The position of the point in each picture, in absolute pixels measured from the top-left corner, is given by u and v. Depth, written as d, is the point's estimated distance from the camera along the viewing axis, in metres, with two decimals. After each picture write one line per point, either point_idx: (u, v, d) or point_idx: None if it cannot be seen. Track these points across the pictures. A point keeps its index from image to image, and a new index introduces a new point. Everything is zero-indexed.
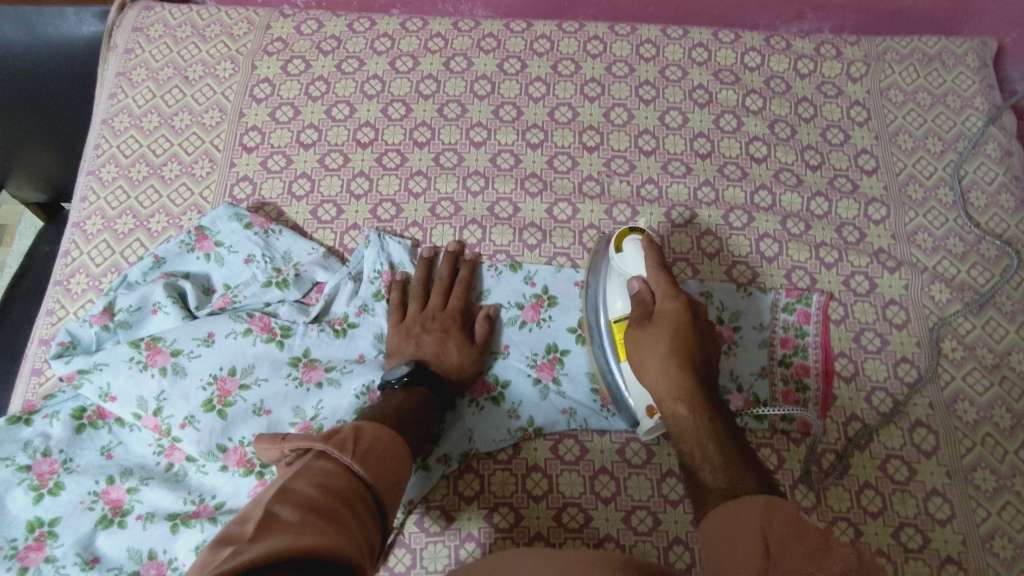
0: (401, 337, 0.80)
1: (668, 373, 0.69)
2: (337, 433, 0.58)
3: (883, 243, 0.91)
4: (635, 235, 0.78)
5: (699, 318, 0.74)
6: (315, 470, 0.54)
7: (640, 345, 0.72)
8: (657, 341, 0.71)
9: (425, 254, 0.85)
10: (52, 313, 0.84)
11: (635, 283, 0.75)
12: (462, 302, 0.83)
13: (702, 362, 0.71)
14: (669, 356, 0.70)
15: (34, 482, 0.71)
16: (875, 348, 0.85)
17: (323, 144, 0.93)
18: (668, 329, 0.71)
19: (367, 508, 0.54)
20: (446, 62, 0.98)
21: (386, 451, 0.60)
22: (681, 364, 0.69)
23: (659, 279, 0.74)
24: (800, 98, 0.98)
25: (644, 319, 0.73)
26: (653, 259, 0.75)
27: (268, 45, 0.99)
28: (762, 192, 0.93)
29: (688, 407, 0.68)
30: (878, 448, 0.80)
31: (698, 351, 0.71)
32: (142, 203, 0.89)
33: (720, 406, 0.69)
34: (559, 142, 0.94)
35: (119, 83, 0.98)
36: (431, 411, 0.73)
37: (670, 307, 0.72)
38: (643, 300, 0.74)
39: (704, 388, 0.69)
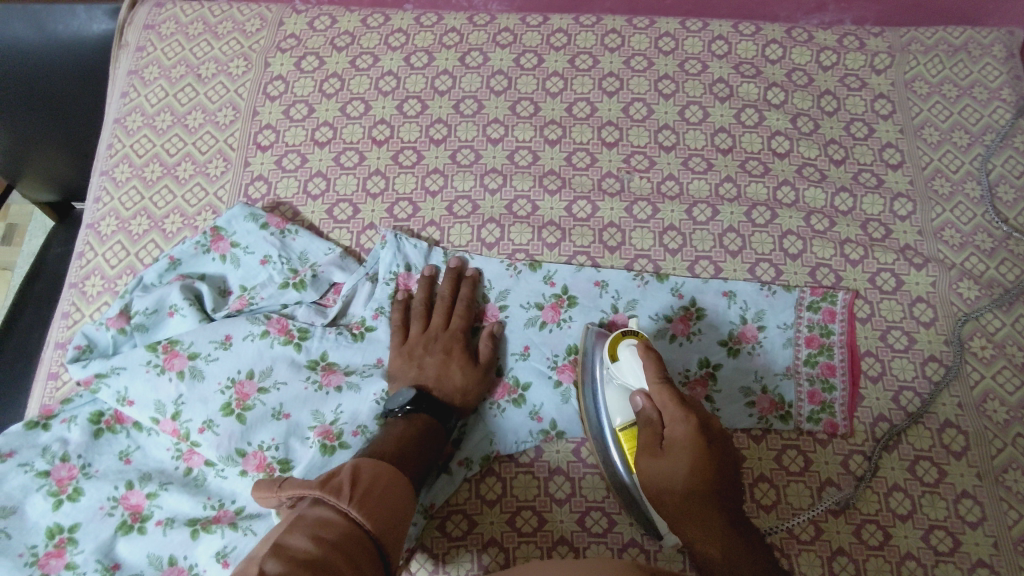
0: (402, 359, 0.78)
1: (690, 510, 0.63)
2: (334, 478, 0.56)
3: (909, 239, 0.89)
4: (630, 340, 0.71)
5: (716, 435, 0.65)
6: (310, 520, 0.51)
7: (654, 474, 0.65)
8: (674, 472, 0.63)
9: (427, 272, 0.83)
10: (69, 316, 0.83)
11: (637, 398, 0.68)
12: (463, 321, 0.80)
13: (724, 484, 0.63)
14: (688, 487, 0.63)
15: (53, 488, 0.71)
16: (902, 347, 0.84)
17: (338, 142, 0.91)
18: (681, 459, 0.63)
19: (367, 556, 0.51)
20: (461, 57, 0.96)
21: (385, 493, 0.57)
22: (702, 496, 0.62)
23: (662, 398, 0.66)
24: (823, 91, 0.96)
25: (654, 443, 0.66)
26: (655, 373, 0.67)
27: (281, 41, 0.98)
28: (785, 187, 0.91)
29: (717, 548, 0.61)
30: (906, 449, 0.79)
31: (720, 474, 0.63)
32: (156, 204, 0.88)
33: (749, 536, 0.62)
34: (577, 138, 0.92)
35: (131, 82, 0.96)
36: (434, 439, 0.71)
37: (681, 431, 0.64)
38: (650, 420, 0.67)
39: (729, 517, 0.62)
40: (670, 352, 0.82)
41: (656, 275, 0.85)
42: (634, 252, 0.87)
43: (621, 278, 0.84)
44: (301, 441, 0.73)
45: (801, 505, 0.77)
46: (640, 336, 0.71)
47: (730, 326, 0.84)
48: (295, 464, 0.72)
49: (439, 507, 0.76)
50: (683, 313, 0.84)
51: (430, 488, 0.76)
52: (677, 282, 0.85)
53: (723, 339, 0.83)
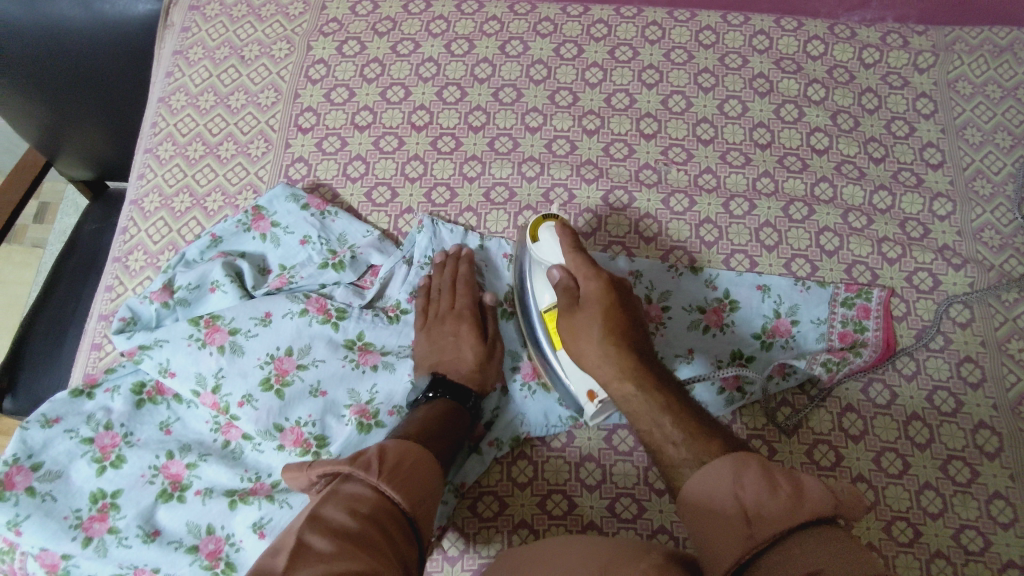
0: (426, 344, 0.78)
1: (607, 358, 0.67)
2: (362, 455, 0.58)
3: (948, 239, 0.88)
4: (550, 222, 0.76)
5: (624, 295, 0.72)
6: (344, 497, 0.53)
7: (575, 331, 0.70)
8: (589, 326, 0.69)
9: (436, 256, 0.83)
10: (112, 289, 0.85)
11: (555, 272, 0.73)
12: (469, 298, 0.80)
13: (637, 337, 0.69)
14: (603, 338, 0.68)
15: (97, 454, 0.73)
16: (937, 346, 0.83)
17: (377, 126, 0.92)
18: (595, 311, 0.69)
19: (400, 533, 0.54)
20: (502, 46, 0.97)
21: (414, 466, 0.59)
22: (617, 343, 0.68)
23: (576, 263, 0.72)
24: (864, 89, 0.96)
25: (570, 305, 0.71)
26: (568, 245, 0.73)
27: (324, 25, 0.99)
28: (823, 184, 0.90)
29: (634, 385, 0.66)
30: (940, 448, 0.78)
31: (630, 326, 0.70)
32: (198, 181, 0.90)
33: (664, 376, 0.67)
34: (616, 129, 0.93)
35: (176, 62, 0.98)
36: (459, 421, 0.72)
37: (591, 288, 0.71)
38: (567, 288, 0.72)
39: (646, 365, 0.67)
40: (701, 343, 0.83)
41: (691, 268, 0.85)
42: (670, 244, 0.87)
43: (656, 270, 0.85)
44: (337, 418, 0.75)
45: None
46: (558, 218, 0.76)
47: (764, 319, 0.83)
48: (332, 440, 0.74)
49: (470, 487, 0.77)
50: (716, 304, 0.84)
51: (460, 469, 0.76)
52: (711, 274, 0.85)
53: (757, 332, 0.83)
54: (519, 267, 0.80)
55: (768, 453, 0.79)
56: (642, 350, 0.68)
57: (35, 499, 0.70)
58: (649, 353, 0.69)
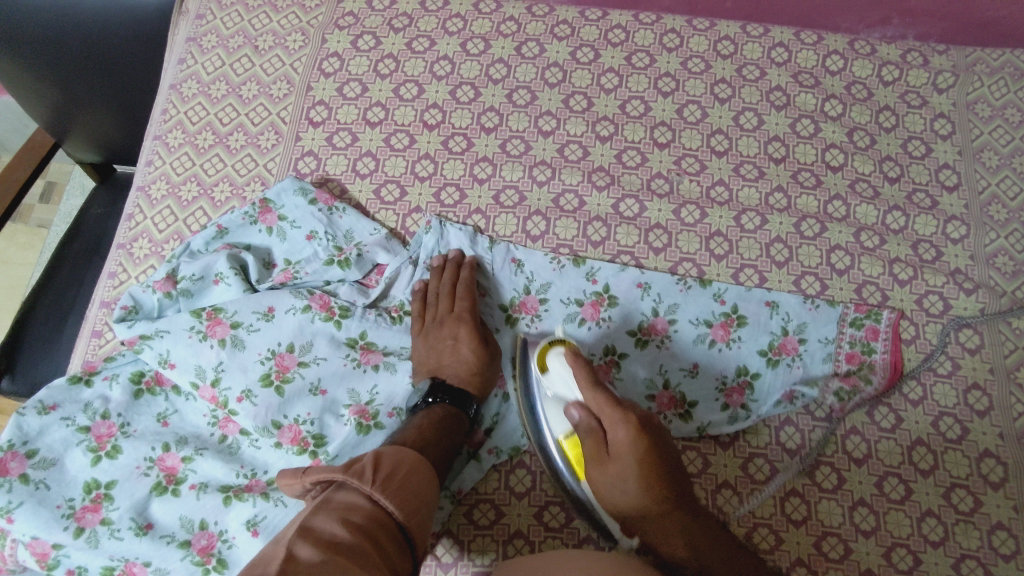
0: (425, 346, 0.77)
1: (648, 511, 0.66)
2: (356, 463, 0.57)
3: (960, 263, 0.87)
4: (557, 349, 0.73)
5: (652, 429, 0.68)
6: (337, 505, 0.53)
7: (604, 481, 0.68)
8: (623, 478, 0.66)
9: (434, 263, 0.83)
10: (115, 276, 0.84)
11: (574, 409, 0.71)
12: (468, 302, 0.79)
13: (672, 479, 0.67)
14: (642, 493, 0.65)
15: (92, 444, 0.72)
16: (945, 372, 0.82)
17: (389, 123, 0.91)
18: (628, 461, 0.66)
19: (392, 544, 0.53)
20: (518, 47, 0.96)
21: (408, 476, 0.59)
22: (658, 497, 0.65)
23: (598, 402, 0.68)
24: (882, 107, 0.95)
25: (598, 451, 0.68)
26: (587, 378, 0.69)
27: (339, 19, 0.98)
28: (836, 202, 0.89)
29: (684, 546, 0.64)
30: (943, 475, 0.77)
31: (665, 470, 0.67)
32: (206, 171, 0.89)
33: (707, 524, 0.66)
34: (629, 136, 0.92)
35: (189, 48, 0.97)
36: (456, 428, 0.71)
37: (619, 435, 0.67)
38: (591, 428, 0.69)
39: (690, 518, 0.65)
40: (707, 358, 0.82)
41: (700, 281, 0.84)
42: (680, 255, 0.86)
43: (665, 281, 0.84)
44: (336, 419, 0.74)
45: (831, 524, 0.75)
46: (567, 344, 0.73)
47: (771, 336, 0.82)
48: (330, 440, 0.73)
49: (467, 493, 0.76)
50: (724, 319, 0.83)
51: (457, 475, 0.76)
52: (720, 288, 0.84)
53: (763, 349, 0.82)
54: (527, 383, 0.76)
55: (770, 472, 0.78)
56: (682, 500, 0.67)
57: (28, 486, 0.69)
58: (688, 499, 0.67)
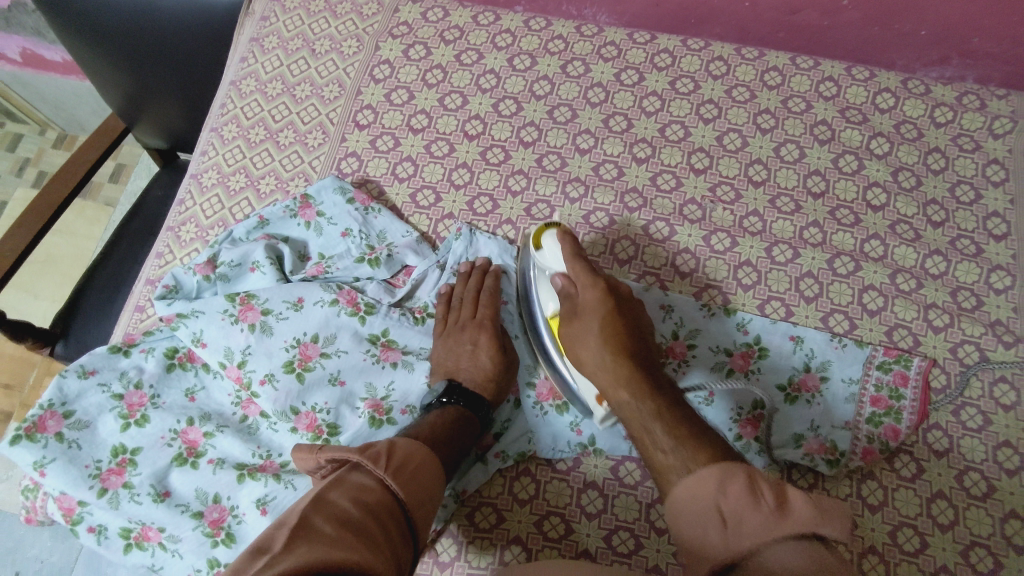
0: (445, 348, 0.79)
1: (601, 357, 0.69)
2: (371, 448, 0.59)
3: (1002, 314, 0.84)
4: (551, 230, 0.80)
5: (622, 299, 0.75)
6: (351, 486, 0.55)
7: (574, 336, 0.73)
8: (585, 330, 0.72)
9: (462, 267, 0.85)
10: (162, 256, 0.89)
11: (557, 279, 0.77)
12: (491, 309, 0.82)
13: (635, 343, 0.70)
14: (600, 340, 0.70)
15: (124, 411, 0.76)
16: (975, 426, 0.79)
17: (432, 131, 0.94)
18: (592, 315, 0.72)
19: (398, 527, 0.54)
20: (563, 65, 0.98)
21: (419, 465, 0.60)
22: (612, 343, 0.69)
23: (576, 270, 0.76)
24: (931, 148, 0.92)
25: (570, 313, 0.75)
26: (569, 250, 0.77)
27: (394, 28, 1.02)
28: (874, 241, 0.88)
29: (625, 390, 0.65)
30: (963, 533, 0.74)
31: (628, 334, 0.70)
32: (255, 164, 0.94)
33: (659, 378, 0.66)
34: (666, 160, 0.92)
35: (251, 48, 1.03)
36: (468, 430, 0.72)
37: (590, 294, 0.74)
38: (569, 297, 0.75)
39: (641, 368, 0.66)
40: (724, 387, 0.81)
41: (724, 308, 0.84)
42: (705, 281, 0.86)
43: (689, 306, 0.84)
44: (351, 410, 0.77)
45: None
46: (561, 227, 0.80)
47: (792, 371, 0.81)
48: (342, 430, 0.76)
49: (470, 495, 0.77)
50: (745, 349, 0.82)
51: (463, 475, 0.77)
52: (744, 318, 0.83)
53: (783, 383, 0.81)
54: (523, 276, 0.84)
55: None
56: (641, 350, 0.69)
57: (62, 444, 0.74)
58: (646, 355, 0.69)
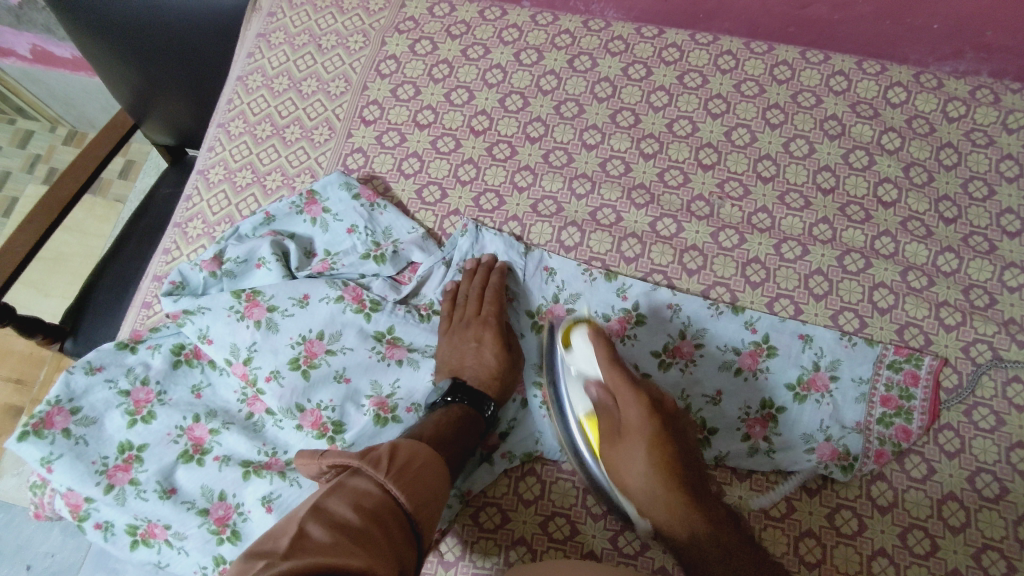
0: (450, 346, 0.79)
1: (654, 495, 0.64)
2: (372, 452, 0.58)
3: (1016, 312, 0.83)
4: (582, 328, 0.73)
5: (665, 411, 0.68)
6: (352, 490, 0.55)
7: (617, 457, 0.67)
8: (632, 455, 0.65)
9: (467, 265, 0.84)
10: (168, 253, 0.90)
11: (595, 387, 0.70)
12: (496, 306, 0.81)
13: (686, 464, 0.65)
14: (650, 469, 0.64)
15: (131, 407, 0.77)
16: (987, 426, 0.78)
17: (437, 127, 0.94)
18: (637, 438, 0.66)
19: (400, 531, 0.54)
20: (570, 60, 0.97)
21: (421, 468, 0.60)
22: (665, 474, 0.64)
23: (614, 380, 0.68)
24: (944, 143, 0.91)
25: (611, 430, 0.68)
26: (602, 353, 0.69)
27: (400, 23, 1.02)
28: (885, 238, 0.86)
29: (683, 529, 0.63)
30: (975, 535, 0.73)
31: (678, 458, 0.65)
32: (261, 160, 0.93)
33: (711, 507, 0.64)
34: (673, 156, 0.91)
35: (258, 44, 1.03)
36: (472, 429, 0.71)
37: (633, 414, 0.66)
38: (608, 405, 0.69)
39: (695, 497, 0.63)
40: (732, 387, 0.80)
41: (732, 306, 0.83)
42: (713, 279, 0.85)
43: (696, 305, 0.83)
44: (357, 408, 0.76)
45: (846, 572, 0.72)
46: (591, 323, 0.73)
47: (801, 370, 0.80)
48: (348, 427, 0.76)
49: (475, 495, 0.77)
50: (753, 348, 0.81)
51: (468, 475, 0.77)
52: (752, 316, 0.82)
53: (792, 383, 0.80)
54: (550, 367, 0.76)
55: (787, 510, 0.75)
56: (693, 480, 0.65)
57: (69, 440, 0.74)
58: (697, 482, 0.65)
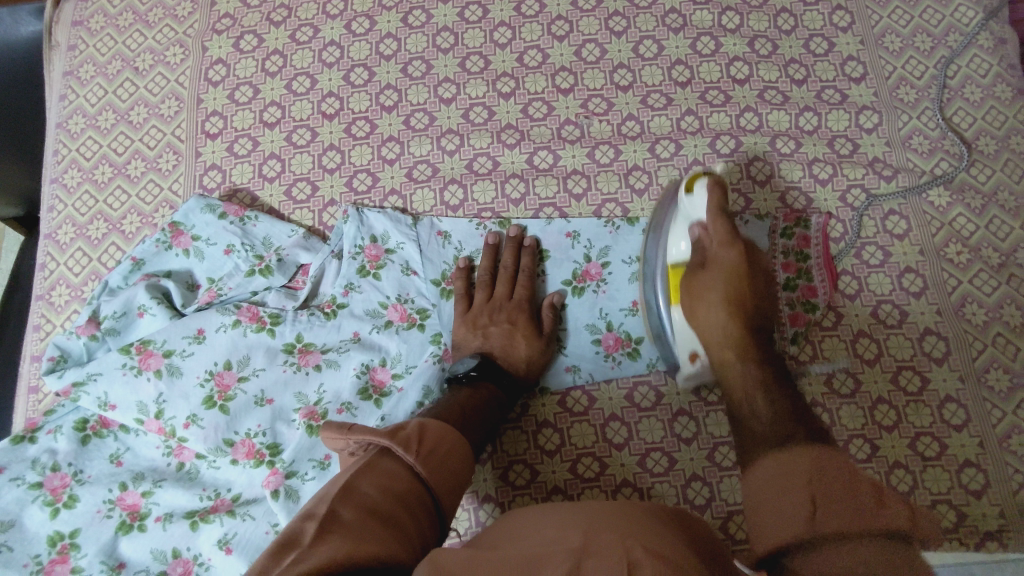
0: (467, 328, 0.78)
1: (720, 324, 0.67)
2: (401, 431, 0.57)
3: (877, 151, 0.87)
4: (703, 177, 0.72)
5: (758, 268, 0.70)
6: (381, 469, 0.53)
7: (697, 292, 0.69)
8: (711, 286, 0.68)
9: (490, 241, 0.82)
10: (39, 329, 0.83)
11: (694, 229, 0.71)
12: (527, 291, 0.80)
13: (758, 311, 0.67)
14: (721, 306, 0.67)
15: (48, 498, 0.72)
16: (877, 261, 0.83)
17: (288, 121, 0.89)
18: (718, 281, 0.68)
19: (427, 509, 0.53)
20: (404, 18, 0.94)
21: (448, 447, 0.58)
22: (734, 309, 0.67)
23: (716, 227, 0.69)
24: (779, 10, 0.94)
25: (698, 269, 0.70)
26: (716, 204, 0.69)
27: (217, 23, 0.95)
28: (747, 114, 0.89)
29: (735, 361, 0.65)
30: (889, 361, 0.79)
31: (753, 304, 0.67)
32: (111, 206, 0.87)
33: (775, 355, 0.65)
34: (532, 88, 0.90)
35: (68, 83, 0.94)
36: (496, 408, 0.71)
37: (728, 256, 0.68)
38: (703, 249, 0.70)
39: (756, 338, 0.65)
40: None
41: (627, 220, 0.83)
42: (602, 197, 0.85)
43: (592, 226, 0.83)
44: (287, 425, 0.74)
45: None
46: (714, 174, 0.72)
47: None
48: (284, 447, 0.73)
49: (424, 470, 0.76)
50: None
51: None
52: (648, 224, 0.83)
53: None
54: (658, 219, 0.78)
55: None
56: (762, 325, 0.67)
57: None
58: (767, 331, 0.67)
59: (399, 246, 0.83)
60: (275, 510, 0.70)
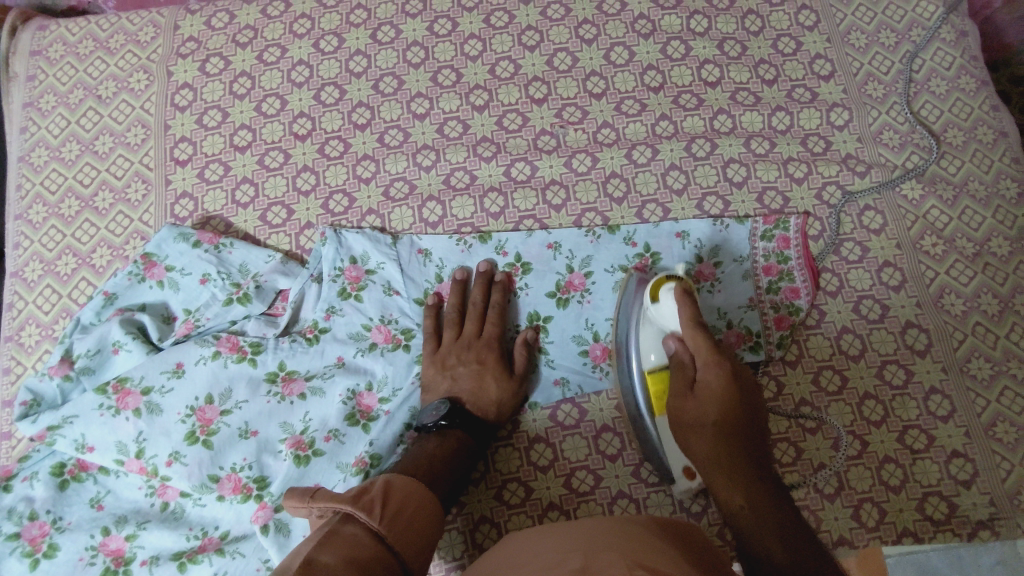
0: (436, 368, 0.76)
1: (714, 449, 0.63)
2: (365, 495, 0.55)
3: (850, 147, 0.88)
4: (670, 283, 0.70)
5: (744, 380, 0.67)
6: (345, 536, 0.50)
7: (682, 417, 0.66)
8: (700, 411, 0.65)
9: (456, 277, 0.81)
10: (10, 371, 0.80)
11: (671, 341, 0.69)
12: (497, 328, 0.78)
13: (752, 433, 0.64)
14: (714, 425, 0.64)
15: (27, 548, 0.69)
16: (856, 257, 0.84)
17: (259, 144, 0.88)
18: (709, 402, 0.65)
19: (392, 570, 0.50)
20: (373, 34, 0.93)
21: (413, 510, 0.57)
22: (726, 429, 0.63)
23: (696, 341, 0.67)
24: (747, 11, 0.94)
25: (682, 387, 0.67)
26: (689, 316, 0.67)
27: (180, 47, 0.93)
28: (721, 116, 0.89)
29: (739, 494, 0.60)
30: (873, 356, 0.80)
31: (745, 421, 0.64)
32: (79, 239, 0.85)
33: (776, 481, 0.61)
34: (505, 100, 0.90)
35: (28, 115, 0.92)
36: (467, 457, 0.70)
37: (714, 374, 0.65)
38: (682, 364, 0.68)
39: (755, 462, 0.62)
40: None
41: (607, 228, 0.83)
42: (581, 207, 0.85)
43: (573, 236, 0.82)
44: (274, 456, 0.72)
45: (779, 430, 0.78)
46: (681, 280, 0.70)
47: (687, 266, 0.83)
48: (271, 479, 0.71)
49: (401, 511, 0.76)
50: (639, 261, 0.82)
51: None
52: (629, 231, 0.83)
53: None
54: (623, 323, 0.75)
55: None
56: (755, 444, 0.63)
57: None
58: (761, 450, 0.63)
59: (380, 266, 0.82)
60: (266, 546, 0.69)
